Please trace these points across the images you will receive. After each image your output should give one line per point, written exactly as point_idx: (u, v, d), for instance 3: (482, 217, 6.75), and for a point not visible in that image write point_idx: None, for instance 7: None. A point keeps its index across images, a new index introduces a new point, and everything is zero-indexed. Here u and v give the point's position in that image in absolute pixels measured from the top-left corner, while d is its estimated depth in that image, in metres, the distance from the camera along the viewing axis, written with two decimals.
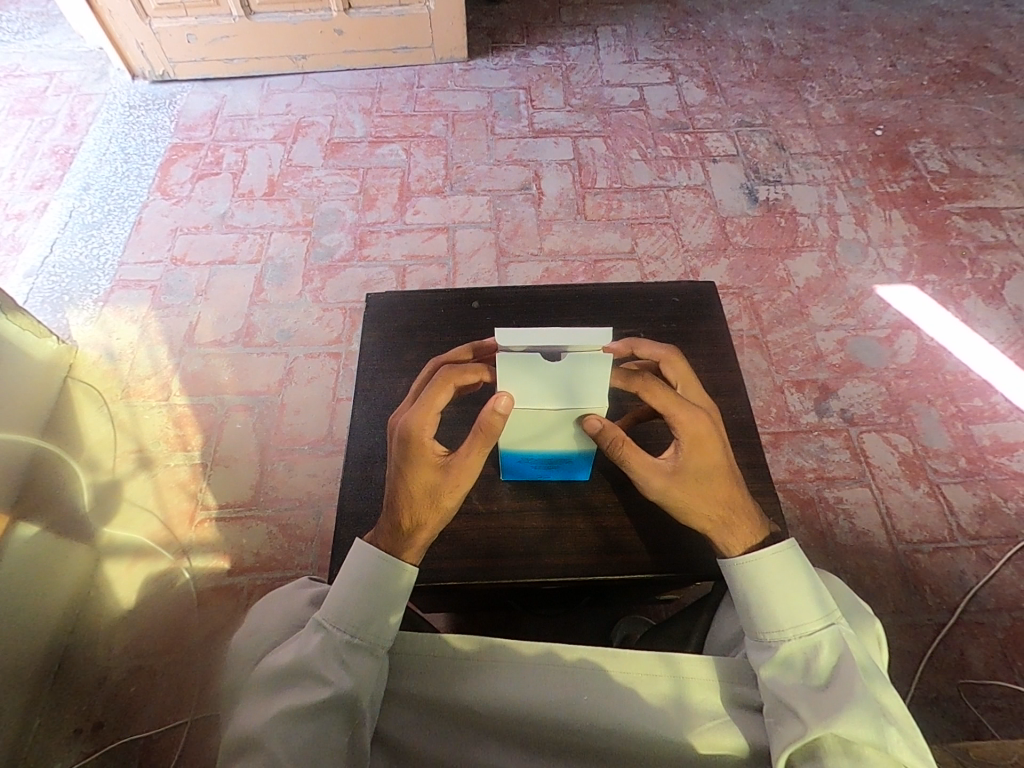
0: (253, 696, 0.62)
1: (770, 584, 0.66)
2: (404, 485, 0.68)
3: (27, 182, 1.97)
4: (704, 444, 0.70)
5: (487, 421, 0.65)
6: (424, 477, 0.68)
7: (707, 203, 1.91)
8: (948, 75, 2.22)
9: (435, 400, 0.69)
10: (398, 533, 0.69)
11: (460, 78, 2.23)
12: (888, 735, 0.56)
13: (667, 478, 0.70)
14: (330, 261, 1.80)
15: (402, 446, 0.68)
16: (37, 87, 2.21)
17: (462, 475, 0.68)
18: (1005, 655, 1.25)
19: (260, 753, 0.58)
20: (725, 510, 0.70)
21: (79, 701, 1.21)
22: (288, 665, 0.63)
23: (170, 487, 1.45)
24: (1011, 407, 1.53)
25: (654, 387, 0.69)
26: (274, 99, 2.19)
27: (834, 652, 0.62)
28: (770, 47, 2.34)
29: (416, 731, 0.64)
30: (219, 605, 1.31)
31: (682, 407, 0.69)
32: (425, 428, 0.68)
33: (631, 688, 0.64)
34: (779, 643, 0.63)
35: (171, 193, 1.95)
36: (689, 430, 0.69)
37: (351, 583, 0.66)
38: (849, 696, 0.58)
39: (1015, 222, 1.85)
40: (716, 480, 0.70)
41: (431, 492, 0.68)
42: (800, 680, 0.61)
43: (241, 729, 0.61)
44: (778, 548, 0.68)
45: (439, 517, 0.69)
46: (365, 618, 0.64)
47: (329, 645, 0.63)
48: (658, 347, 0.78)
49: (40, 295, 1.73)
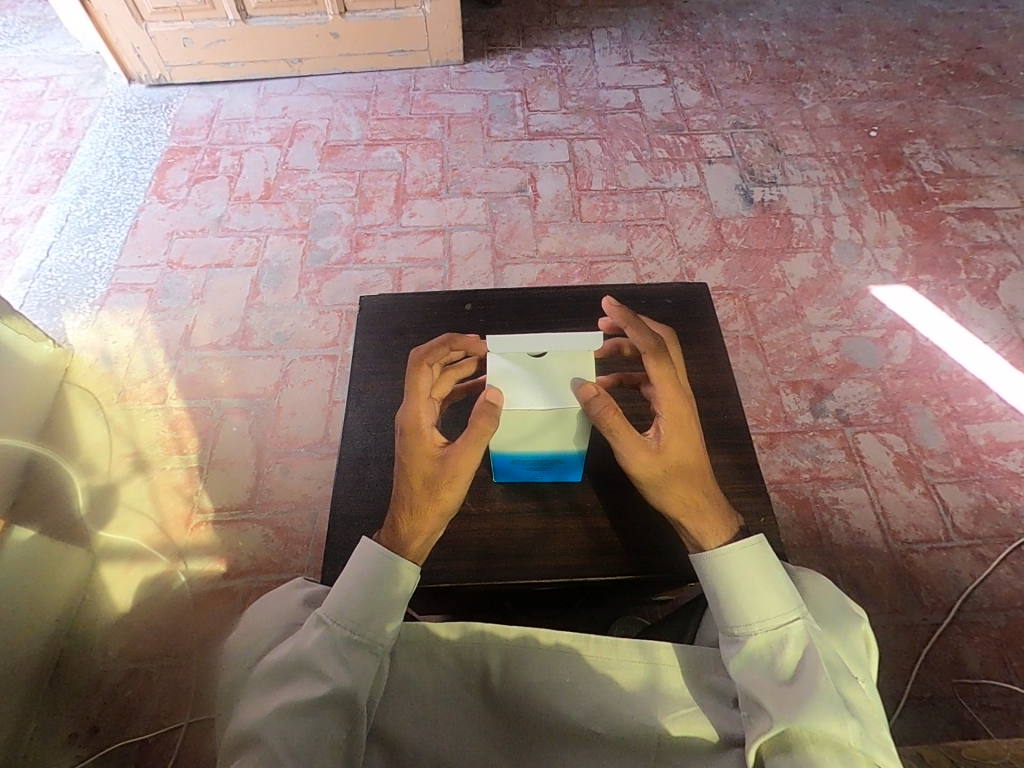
0: (253, 692, 0.62)
1: (739, 578, 0.66)
2: (403, 476, 0.70)
3: (23, 186, 1.97)
4: (685, 431, 0.72)
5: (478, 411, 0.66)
6: (422, 467, 0.69)
7: (702, 204, 1.91)
8: (943, 76, 2.22)
9: (418, 383, 0.73)
10: (398, 525, 0.69)
11: (456, 81, 2.24)
12: (851, 730, 0.57)
13: (655, 458, 0.70)
14: (326, 264, 1.80)
15: (401, 438, 0.71)
16: (33, 91, 2.22)
17: (459, 466, 0.68)
18: (1000, 655, 1.25)
19: (259, 748, 0.57)
20: (709, 502, 0.71)
21: (73, 706, 1.21)
22: (288, 660, 0.62)
23: (166, 490, 1.45)
24: (1006, 407, 1.53)
25: (659, 361, 0.74)
26: (270, 102, 2.19)
27: (800, 647, 0.62)
28: (765, 49, 2.35)
29: (413, 723, 0.64)
30: (214, 608, 1.31)
31: (672, 385, 0.73)
32: (421, 417, 0.71)
33: (611, 675, 0.65)
34: (747, 637, 0.64)
35: (167, 196, 1.95)
36: (673, 411, 0.72)
37: (352, 580, 0.66)
38: (813, 692, 0.58)
39: (1009, 222, 1.85)
40: (698, 470, 0.72)
41: (429, 483, 0.69)
42: (767, 675, 0.61)
43: (239, 726, 0.60)
44: (746, 542, 0.68)
45: (439, 506, 0.69)
46: (365, 615, 0.64)
47: (330, 642, 0.63)
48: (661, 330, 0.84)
49: (36, 299, 1.74)
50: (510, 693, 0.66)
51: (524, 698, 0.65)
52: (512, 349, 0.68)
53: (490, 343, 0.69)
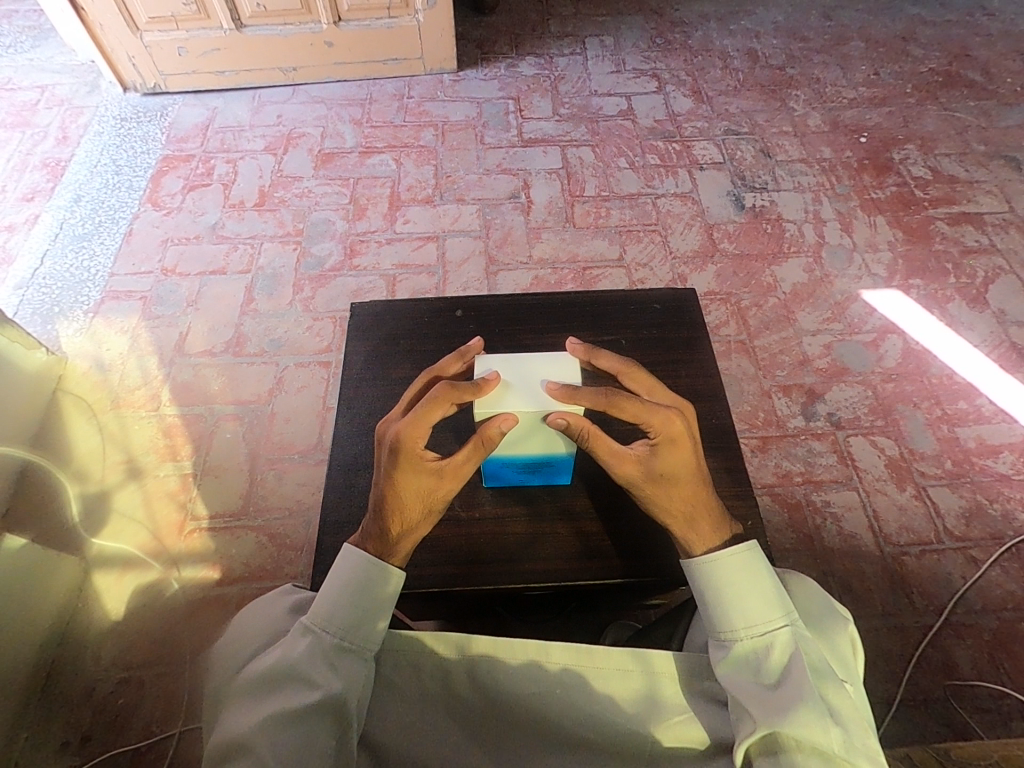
0: (241, 700, 0.62)
1: (727, 584, 0.67)
2: (392, 494, 0.69)
3: (17, 195, 1.97)
4: (680, 448, 0.70)
5: (493, 435, 0.68)
6: (412, 488, 0.69)
7: (695, 210, 1.93)
8: (931, 83, 2.25)
9: (434, 412, 0.69)
10: (392, 541, 0.70)
11: (450, 89, 2.25)
12: (838, 735, 0.57)
13: (637, 467, 0.71)
14: (320, 271, 1.81)
15: (391, 456, 0.69)
16: (29, 100, 2.22)
17: (451, 486, 0.70)
18: (992, 657, 1.26)
19: (250, 756, 0.57)
20: (697, 508, 0.72)
21: (66, 714, 1.21)
22: (277, 668, 0.62)
23: (159, 497, 1.45)
24: (996, 410, 1.55)
25: (625, 401, 0.69)
26: (264, 110, 2.20)
27: (786, 651, 0.62)
28: (756, 56, 2.37)
29: (402, 732, 0.64)
30: (207, 614, 1.31)
31: (656, 411, 0.70)
32: (417, 440, 0.69)
33: (601, 681, 0.65)
34: (734, 642, 0.64)
35: (161, 204, 1.96)
36: (664, 431, 0.70)
37: (340, 586, 0.66)
38: (800, 697, 0.59)
39: (998, 226, 1.87)
40: (686, 482, 0.71)
41: (420, 502, 0.70)
42: (753, 678, 0.62)
43: (228, 734, 0.60)
44: (736, 549, 0.68)
45: (427, 520, 0.71)
46: (354, 621, 0.65)
47: (320, 649, 0.63)
48: (617, 358, 0.78)
49: (29, 307, 1.74)
50: (502, 702, 0.65)
51: (518, 708, 0.65)
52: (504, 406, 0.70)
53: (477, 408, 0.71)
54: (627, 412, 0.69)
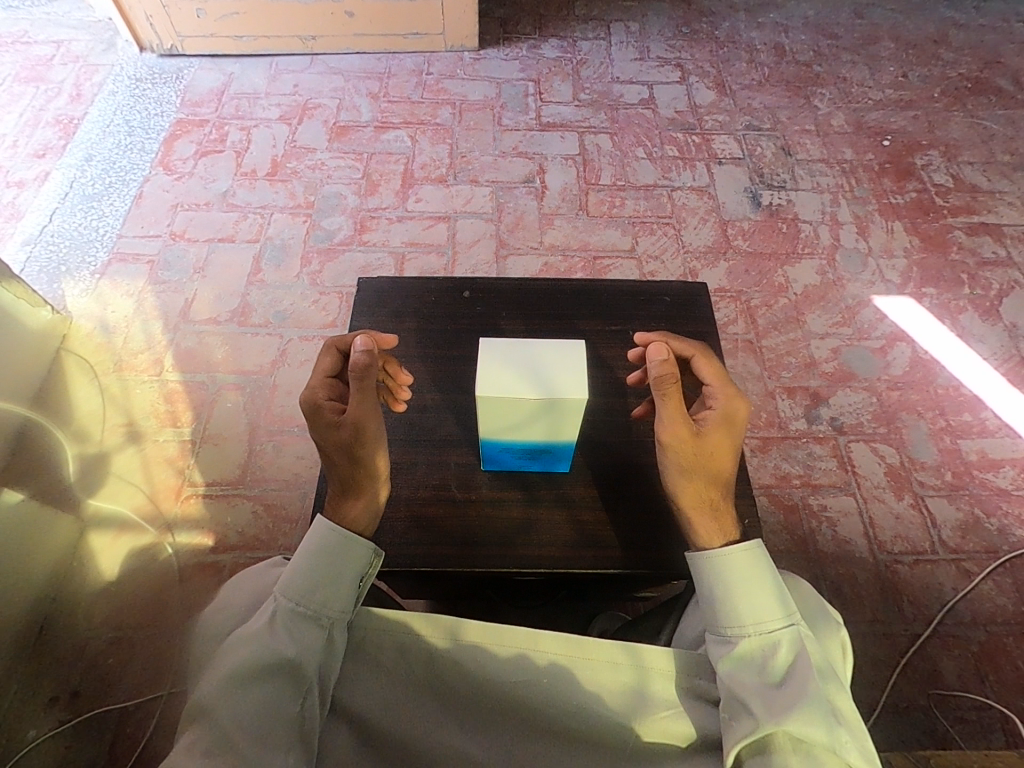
0: (210, 666, 0.62)
1: (736, 580, 0.68)
2: (319, 449, 0.75)
3: (28, 151, 1.96)
4: (730, 432, 0.77)
5: (357, 360, 0.73)
6: (328, 437, 0.74)
7: (710, 205, 1.91)
8: (960, 89, 2.21)
9: (321, 362, 0.80)
10: (341, 496, 0.75)
11: (470, 68, 2.22)
12: (838, 736, 0.57)
13: (692, 439, 0.75)
14: (330, 244, 1.80)
15: (303, 417, 0.76)
16: (44, 55, 2.20)
17: (357, 422, 0.73)
18: (978, 669, 1.26)
19: (209, 720, 0.58)
20: (722, 499, 0.76)
21: (56, 669, 1.22)
22: (240, 636, 0.63)
23: (158, 462, 1.45)
24: (1000, 424, 1.54)
25: (712, 363, 0.82)
26: (281, 79, 2.18)
27: (791, 652, 0.64)
28: (782, 51, 2.33)
29: (379, 706, 0.62)
30: (200, 580, 1.32)
31: (729, 387, 0.79)
32: (319, 394, 0.77)
33: (584, 674, 0.63)
34: (740, 638, 0.64)
35: (173, 168, 1.94)
36: (726, 411, 0.77)
37: (304, 556, 0.68)
38: (802, 697, 0.59)
39: (1016, 239, 1.85)
40: (724, 470, 0.76)
41: (341, 450, 0.74)
42: (757, 677, 0.61)
43: (193, 697, 0.60)
44: (747, 546, 0.70)
45: (356, 465, 0.74)
46: (313, 587, 0.66)
47: (280, 617, 0.64)
48: (693, 345, 0.84)
49: (36, 265, 1.73)
50: (486, 689, 0.62)
51: (501, 696, 0.62)
52: (527, 393, 0.70)
53: (479, 389, 0.70)
54: (705, 377, 0.81)
